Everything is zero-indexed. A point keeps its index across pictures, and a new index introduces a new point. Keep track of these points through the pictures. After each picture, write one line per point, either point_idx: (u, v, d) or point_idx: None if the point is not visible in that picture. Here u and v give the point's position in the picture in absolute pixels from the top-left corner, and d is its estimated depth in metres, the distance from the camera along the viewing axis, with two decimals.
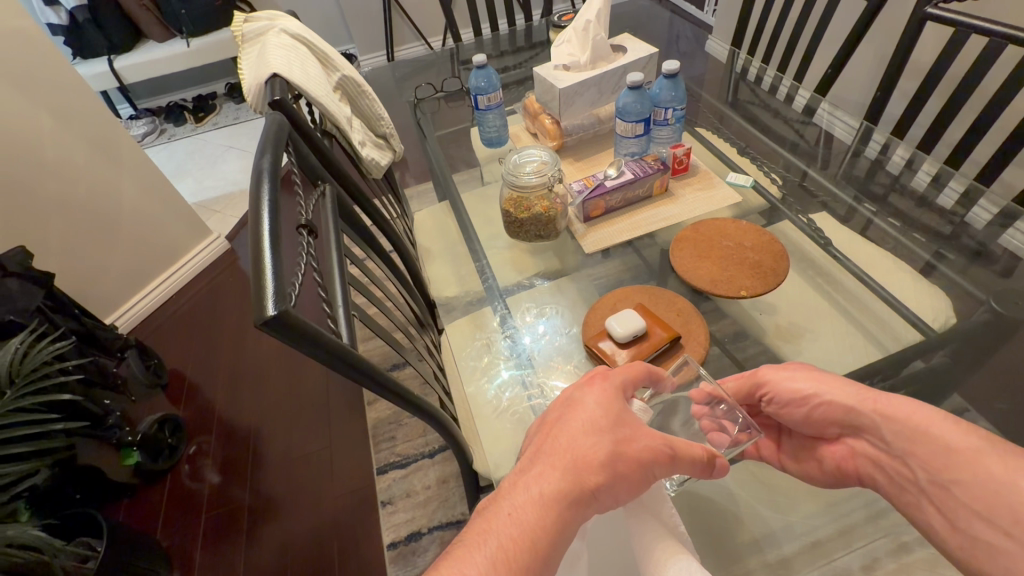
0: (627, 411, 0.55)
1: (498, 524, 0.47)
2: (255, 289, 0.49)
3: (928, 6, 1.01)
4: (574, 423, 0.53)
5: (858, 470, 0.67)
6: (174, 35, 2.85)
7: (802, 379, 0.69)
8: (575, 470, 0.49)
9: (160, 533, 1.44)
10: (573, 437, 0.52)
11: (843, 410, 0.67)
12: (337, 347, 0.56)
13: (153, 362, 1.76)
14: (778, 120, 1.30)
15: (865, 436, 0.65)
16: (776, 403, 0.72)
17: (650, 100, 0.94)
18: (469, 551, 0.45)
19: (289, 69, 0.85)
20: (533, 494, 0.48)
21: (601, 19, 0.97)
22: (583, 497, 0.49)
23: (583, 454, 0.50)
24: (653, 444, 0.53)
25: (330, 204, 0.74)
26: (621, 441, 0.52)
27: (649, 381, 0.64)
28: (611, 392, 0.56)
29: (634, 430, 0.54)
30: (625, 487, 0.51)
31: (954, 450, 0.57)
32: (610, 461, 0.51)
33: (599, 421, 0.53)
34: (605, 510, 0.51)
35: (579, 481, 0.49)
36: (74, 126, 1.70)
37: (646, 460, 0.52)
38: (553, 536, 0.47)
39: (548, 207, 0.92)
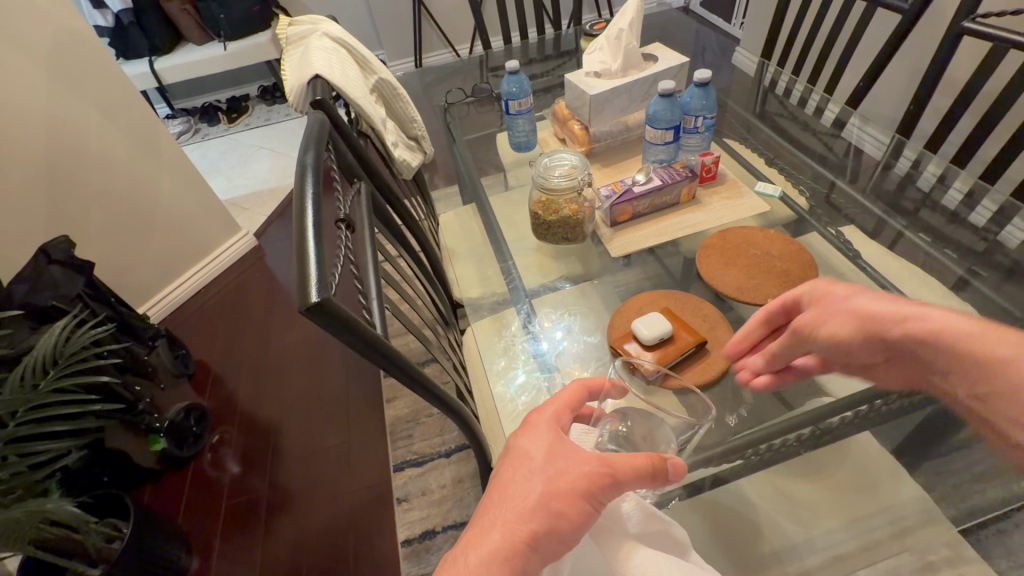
0: (561, 443, 0.55)
1: None
2: (297, 277, 0.52)
3: (965, 20, 0.97)
4: (510, 473, 0.54)
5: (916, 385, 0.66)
6: (213, 39, 2.96)
7: (866, 299, 0.67)
8: (507, 524, 0.50)
9: (182, 518, 1.48)
10: (508, 488, 0.53)
11: (888, 323, 0.63)
12: (374, 337, 0.58)
13: (181, 353, 1.80)
14: (807, 131, 1.30)
15: (911, 359, 0.63)
16: (833, 335, 0.68)
17: (680, 108, 0.93)
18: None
19: (330, 70, 0.89)
20: (470, 560, 0.49)
21: (634, 28, 0.96)
22: (519, 550, 0.49)
23: (512, 510, 0.51)
24: (587, 471, 0.51)
25: (366, 201, 0.76)
26: (551, 479, 0.51)
27: (588, 397, 0.64)
28: (541, 429, 0.57)
29: (566, 462, 0.52)
30: (567, 528, 0.49)
31: (998, 360, 0.54)
32: (539, 504, 0.50)
33: (530, 464, 0.53)
34: (556, 557, 0.50)
35: (510, 535, 0.49)
36: (118, 121, 1.78)
37: (582, 490, 0.50)
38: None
39: (576, 210, 0.90)
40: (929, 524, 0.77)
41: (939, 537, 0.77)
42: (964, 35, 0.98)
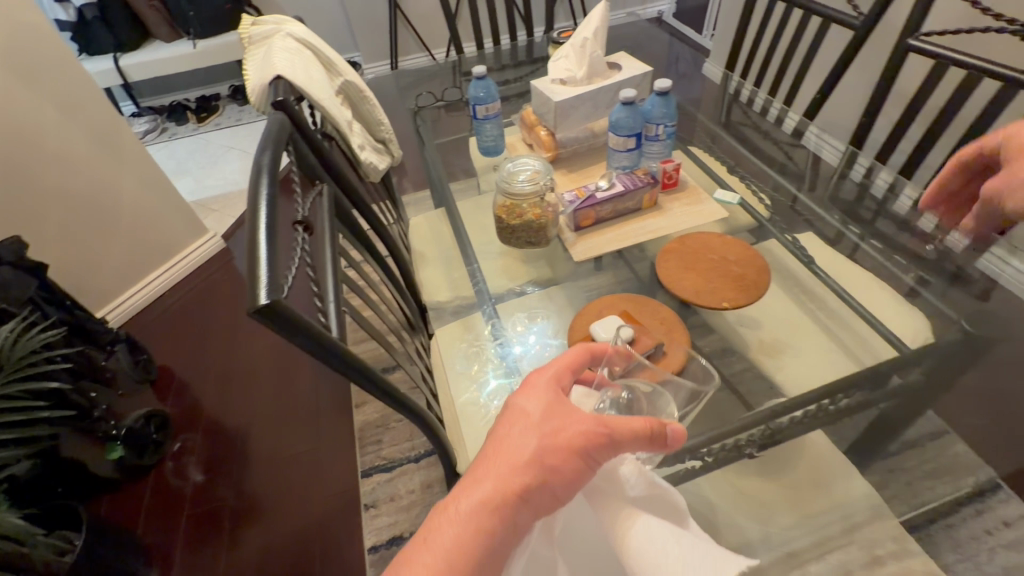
0: (560, 401, 0.52)
1: (419, 554, 0.44)
2: (248, 280, 0.51)
3: (911, 38, 1.01)
4: (505, 427, 0.51)
5: None
6: (182, 36, 2.90)
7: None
8: (500, 475, 0.47)
9: (141, 528, 1.43)
10: (501, 442, 0.50)
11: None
12: (328, 341, 0.57)
13: (143, 358, 1.74)
14: (768, 141, 1.34)
15: None
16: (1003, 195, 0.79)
17: (641, 115, 0.91)
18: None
19: (292, 71, 0.88)
20: (458, 509, 0.46)
21: (598, 36, 0.98)
22: (509, 503, 0.46)
23: (506, 464, 0.48)
24: (585, 430, 0.50)
25: (327, 203, 0.76)
26: (550, 434, 0.49)
27: (589, 360, 0.61)
28: (541, 387, 0.53)
29: (565, 419, 0.51)
30: (559, 484, 0.48)
31: None
32: (536, 458, 0.48)
33: (528, 421, 0.50)
34: (546, 510, 0.49)
35: (502, 489, 0.47)
36: (78, 118, 1.72)
37: (579, 448, 0.49)
38: (480, 551, 0.45)
39: (540, 214, 0.86)
40: (875, 519, 0.81)
41: (887, 534, 0.80)
42: (907, 52, 1.02)
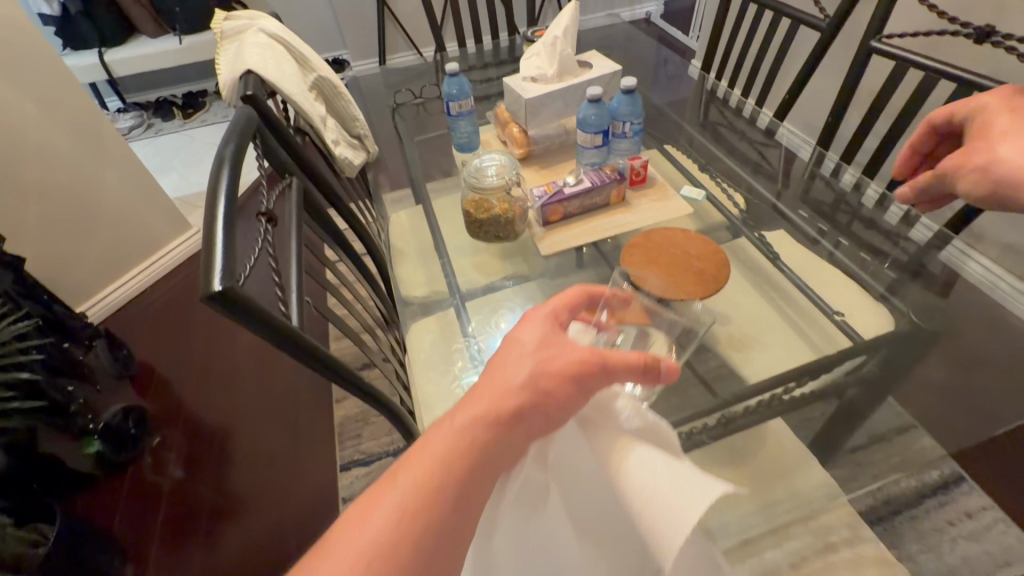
0: (556, 333, 0.54)
1: (410, 464, 0.43)
2: (203, 266, 0.52)
3: (873, 41, 1.02)
4: (501, 356, 0.52)
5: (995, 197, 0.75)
6: (168, 32, 2.89)
7: (1010, 148, 0.73)
8: (495, 394, 0.48)
9: (117, 523, 1.44)
10: (496, 368, 0.51)
11: (981, 161, 0.75)
12: (287, 330, 0.59)
13: (122, 354, 1.73)
14: (742, 139, 1.37)
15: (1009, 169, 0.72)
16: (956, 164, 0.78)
17: (608, 113, 0.93)
18: (385, 488, 0.41)
19: (264, 66, 0.89)
20: (452, 424, 0.46)
21: (568, 36, 1.00)
22: (504, 421, 0.47)
23: (503, 382, 0.49)
24: (580, 358, 0.51)
25: (295, 196, 0.78)
26: (544, 360, 0.50)
27: (588, 303, 0.62)
28: (537, 321, 0.55)
29: (559, 349, 0.52)
30: (554, 405, 0.49)
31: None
32: (530, 381, 0.49)
33: (523, 348, 0.52)
34: (539, 434, 0.49)
35: (498, 404, 0.47)
36: (59, 112, 1.71)
37: (572, 374, 0.50)
38: (476, 461, 0.44)
39: (507, 208, 0.88)
40: (829, 508, 0.84)
41: (839, 522, 0.84)
42: (871, 55, 1.04)
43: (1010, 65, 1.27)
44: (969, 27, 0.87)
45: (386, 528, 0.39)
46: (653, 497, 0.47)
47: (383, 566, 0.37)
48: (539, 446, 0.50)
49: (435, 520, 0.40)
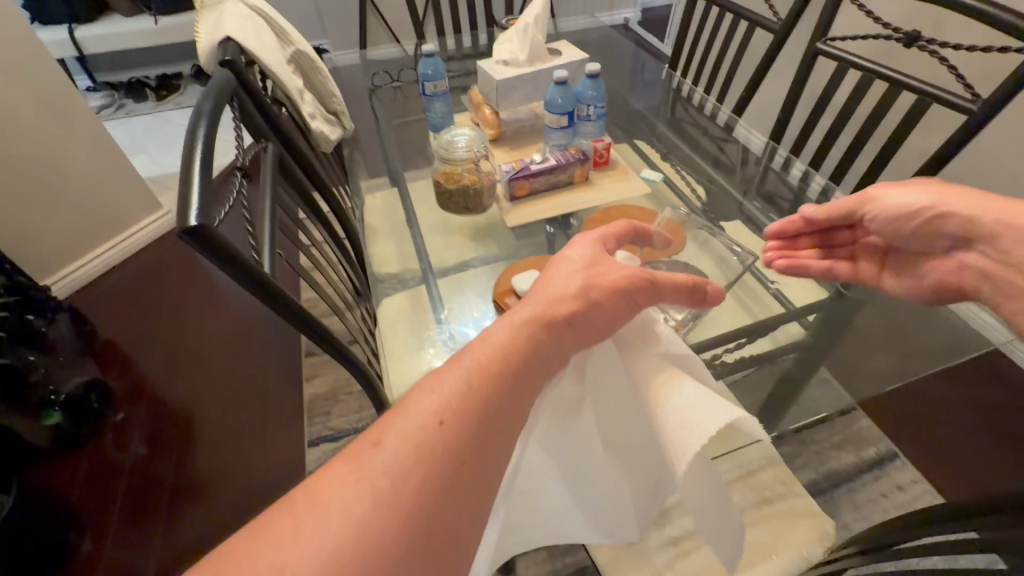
0: (603, 255, 0.62)
1: (475, 346, 0.50)
2: (180, 205, 0.55)
3: (819, 42, 1.10)
4: (553, 272, 0.60)
5: (963, 280, 0.77)
6: (143, 11, 2.85)
7: (893, 196, 0.81)
8: (549, 301, 0.55)
9: (73, 497, 1.42)
10: (550, 280, 0.59)
11: (907, 219, 0.79)
12: (258, 274, 0.62)
13: (86, 328, 1.71)
14: (704, 135, 1.45)
15: (977, 249, 0.74)
16: (879, 224, 0.83)
17: (574, 96, 0.98)
18: (450, 367, 0.48)
19: (243, 35, 0.92)
20: (512, 321, 0.53)
21: (539, 23, 1.05)
22: (559, 322, 0.54)
23: (557, 291, 0.56)
24: (628, 274, 0.59)
25: (270, 158, 0.81)
26: (595, 275, 0.58)
27: (635, 238, 0.70)
28: (586, 242, 0.63)
29: (607, 268, 0.60)
30: (601, 315, 0.57)
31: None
32: (582, 290, 0.57)
33: (574, 265, 0.60)
34: (586, 339, 0.56)
35: (553, 307, 0.55)
36: (25, 82, 1.68)
37: (621, 288, 0.58)
38: (530, 353, 0.52)
39: (476, 180, 0.92)
40: (765, 467, 0.91)
41: (773, 479, 0.90)
42: (818, 55, 1.12)
43: (945, 73, 1.38)
44: (900, 31, 0.95)
45: (454, 394, 0.45)
46: (675, 414, 0.54)
47: (450, 426, 0.43)
48: (577, 358, 0.58)
49: (490, 399, 0.46)
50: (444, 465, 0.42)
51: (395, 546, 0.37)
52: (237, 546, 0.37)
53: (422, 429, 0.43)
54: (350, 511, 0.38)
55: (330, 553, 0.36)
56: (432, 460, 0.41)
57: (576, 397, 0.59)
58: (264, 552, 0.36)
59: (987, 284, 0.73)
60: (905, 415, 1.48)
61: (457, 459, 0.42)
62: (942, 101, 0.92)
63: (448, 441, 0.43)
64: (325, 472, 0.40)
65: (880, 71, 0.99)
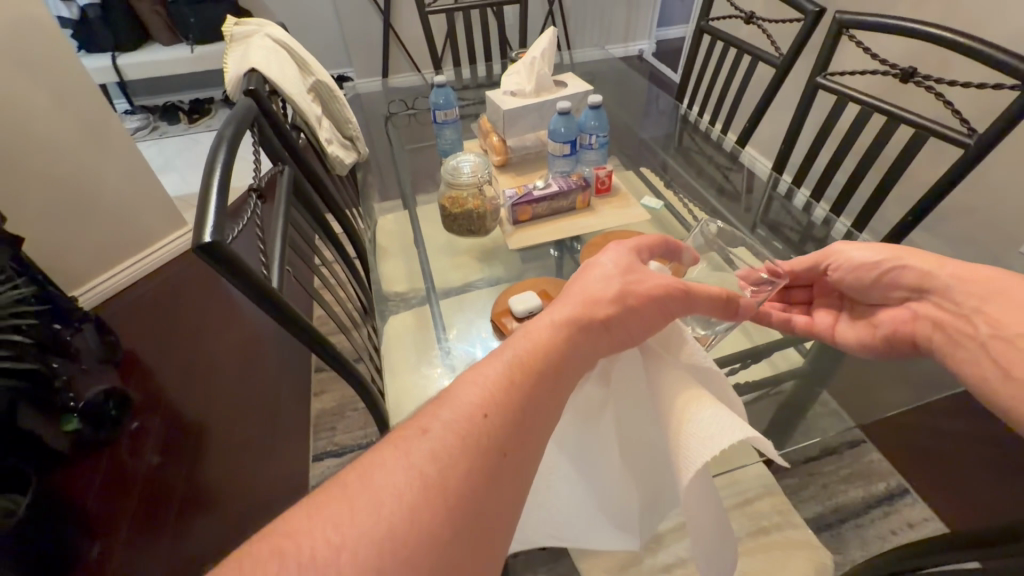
0: (636, 263, 0.67)
1: (515, 340, 0.54)
2: (197, 222, 0.60)
3: (819, 77, 1.13)
4: (588, 275, 0.64)
5: (914, 331, 0.70)
6: (181, 41, 3.03)
7: (854, 251, 0.76)
8: (586, 303, 0.59)
9: (86, 502, 1.46)
10: (585, 282, 0.63)
11: (867, 270, 0.74)
12: (265, 288, 0.65)
13: (110, 338, 1.78)
14: (710, 164, 1.48)
15: (932, 299, 0.68)
16: (839, 276, 0.78)
17: (576, 125, 1.02)
18: (490, 360, 0.51)
19: (267, 66, 0.98)
20: (551, 319, 0.57)
21: (546, 57, 1.10)
22: (597, 324, 0.59)
23: (595, 292, 0.61)
24: (661, 284, 0.64)
25: (286, 180, 0.86)
26: (631, 283, 0.63)
27: (665, 248, 0.76)
28: (619, 250, 0.68)
29: (641, 276, 0.65)
30: (636, 319, 0.61)
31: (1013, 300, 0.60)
32: (619, 295, 0.61)
33: (610, 271, 0.64)
34: (618, 341, 0.61)
35: (591, 309, 0.59)
36: (69, 106, 1.80)
37: (654, 296, 0.63)
38: (569, 351, 0.55)
39: (480, 205, 0.96)
40: (763, 495, 0.90)
41: (771, 507, 0.89)
42: (818, 89, 1.14)
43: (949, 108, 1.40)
44: (896, 67, 0.97)
45: (496, 388, 0.48)
46: (692, 426, 0.58)
47: (494, 417, 0.46)
48: (605, 362, 0.65)
49: (532, 394, 0.49)
50: (486, 456, 0.44)
51: (443, 530, 0.39)
52: (290, 525, 0.38)
53: (467, 419, 0.45)
54: (402, 495, 0.39)
55: (383, 535, 0.37)
56: (476, 449, 0.43)
57: (599, 398, 0.67)
58: (319, 531, 0.37)
59: (938, 335, 0.67)
60: (918, 449, 1.44)
61: (502, 449, 0.45)
62: (939, 136, 0.93)
63: (491, 432, 0.45)
64: (375, 456, 0.42)
65: (880, 106, 1.01)
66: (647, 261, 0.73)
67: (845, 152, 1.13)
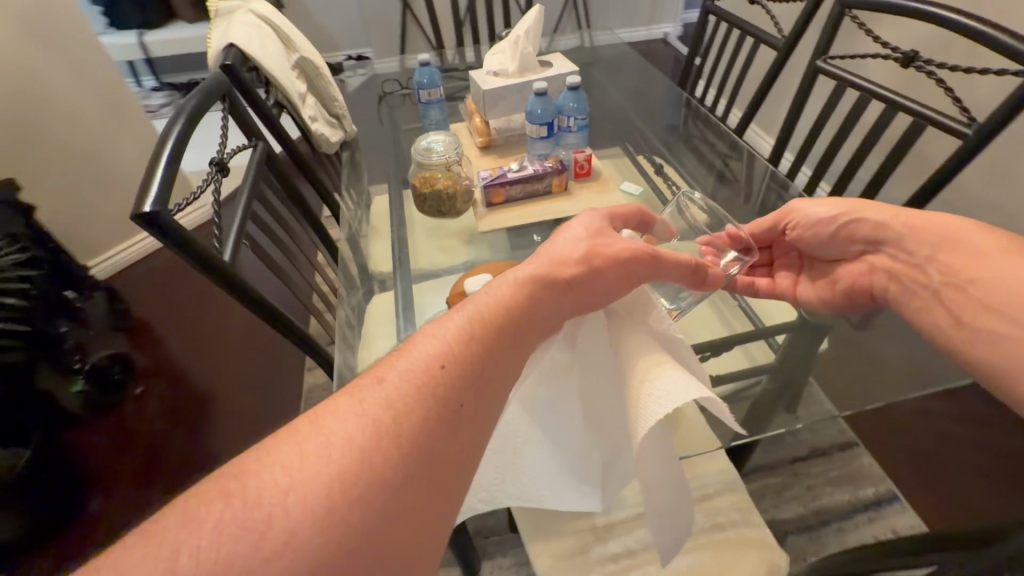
0: (607, 228, 0.68)
1: (478, 298, 0.56)
2: (140, 191, 0.61)
3: (819, 60, 1.07)
4: (558, 239, 0.66)
5: (872, 283, 0.77)
6: (204, 20, 3.09)
7: (813, 208, 0.80)
8: (553, 262, 0.62)
9: (87, 458, 1.54)
10: (554, 245, 0.65)
11: (825, 226, 0.79)
12: (214, 260, 0.66)
13: (120, 306, 1.87)
14: (707, 155, 1.43)
15: (886, 250, 0.74)
16: (799, 233, 0.83)
17: (554, 107, 1.01)
18: (450, 316, 0.53)
19: (247, 42, 0.99)
20: (513, 276, 0.59)
21: (530, 36, 1.08)
22: (561, 283, 0.60)
23: (562, 253, 0.63)
24: (630, 247, 0.65)
25: (256, 158, 0.88)
26: (599, 245, 0.65)
27: (641, 222, 0.75)
28: (592, 215, 0.70)
29: (611, 239, 0.66)
30: (602, 280, 0.63)
31: (978, 253, 0.65)
32: (585, 257, 0.63)
33: (579, 235, 0.66)
34: (585, 301, 0.63)
35: (556, 268, 0.61)
36: (87, 82, 1.86)
37: (624, 259, 0.64)
38: (531, 308, 0.57)
39: (450, 184, 0.95)
40: (723, 493, 0.89)
41: (730, 505, 0.87)
42: (818, 74, 1.09)
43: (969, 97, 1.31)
44: (897, 52, 0.91)
45: (458, 342, 0.49)
46: (652, 386, 0.59)
47: (451, 368, 0.47)
48: (571, 324, 0.67)
49: (490, 345, 0.51)
50: (443, 404, 0.44)
51: (394, 473, 0.39)
52: (238, 470, 0.38)
53: (426, 370, 0.45)
54: (353, 440, 0.39)
55: (333, 476, 0.37)
56: (431, 398, 0.44)
57: (563, 362, 0.70)
58: (268, 474, 0.37)
59: (892, 286, 0.74)
60: (915, 455, 1.38)
61: (459, 398, 0.45)
62: (936, 126, 0.87)
63: (447, 382, 0.45)
64: (329, 405, 0.42)
65: (877, 92, 0.96)
66: (619, 230, 0.73)
67: (841, 142, 1.08)
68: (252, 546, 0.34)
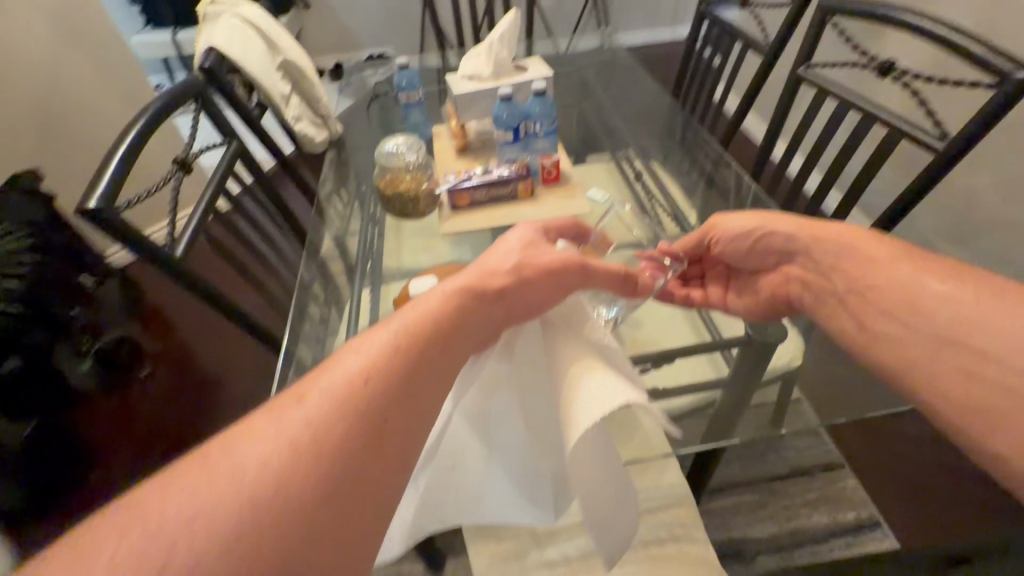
0: (539, 240, 0.67)
1: (405, 313, 0.52)
2: (88, 189, 0.67)
3: (802, 68, 1.04)
4: (491, 252, 0.64)
5: (785, 291, 0.80)
6: None
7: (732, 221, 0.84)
8: (484, 273, 0.60)
9: (91, 435, 1.64)
10: (488, 257, 0.63)
11: (743, 239, 0.82)
12: (159, 252, 0.73)
13: (133, 292, 1.97)
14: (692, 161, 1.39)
15: (798, 261, 0.77)
16: (721, 246, 0.85)
17: (521, 112, 1.03)
18: (377, 330, 0.49)
19: (228, 45, 1.05)
20: (444, 289, 0.56)
21: (505, 40, 1.09)
22: (491, 294, 0.58)
23: (492, 265, 0.61)
24: (561, 258, 0.64)
25: (227, 157, 0.95)
26: (529, 257, 0.63)
27: (575, 231, 0.77)
28: (525, 228, 0.69)
29: (542, 252, 0.65)
30: (533, 292, 0.62)
31: (873, 263, 0.69)
32: (515, 269, 0.61)
33: (511, 247, 0.64)
34: (515, 311, 0.61)
35: (486, 280, 0.59)
36: (112, 79, 1.98)
37: (553, 269, 0.63)
38: (462, 317, 0.55)
39: (412, 187, 0.98)
40: (668, 507, 0.88)
41: (673, 519, 0.86)
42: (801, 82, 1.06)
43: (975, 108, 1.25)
44: (875, 61, 0.88)
45: (381, 356, 0.46)
46: (586, 391, 0.58)
47: (376, 384, 0.44)
48: (507, 333, 0.63)
49: (418, 357, 0.48)
50: (365, 422, 0.42)
51: (317, 496, 0.38)
52: (164, 481, 0.38)
53: (347, 387, 0.43)
54: (274, 453, 0.39)
55: (244, 502, 0.36)
56: (355, 412, 0.42)
57: (503, 377, 0.65)
58: (188, 486, 0.37)
59: (806, 293, 0.77)
60: (903, 479, 1.32)
61: (384, 413, 0.44)
62: (911, 141, 0.84)
63: (379, 391, 0.44)
64: (256, 417, 0.42)
65: (854, 102, 0.92)
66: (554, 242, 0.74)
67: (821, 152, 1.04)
68: (167, 557, 0.34)
